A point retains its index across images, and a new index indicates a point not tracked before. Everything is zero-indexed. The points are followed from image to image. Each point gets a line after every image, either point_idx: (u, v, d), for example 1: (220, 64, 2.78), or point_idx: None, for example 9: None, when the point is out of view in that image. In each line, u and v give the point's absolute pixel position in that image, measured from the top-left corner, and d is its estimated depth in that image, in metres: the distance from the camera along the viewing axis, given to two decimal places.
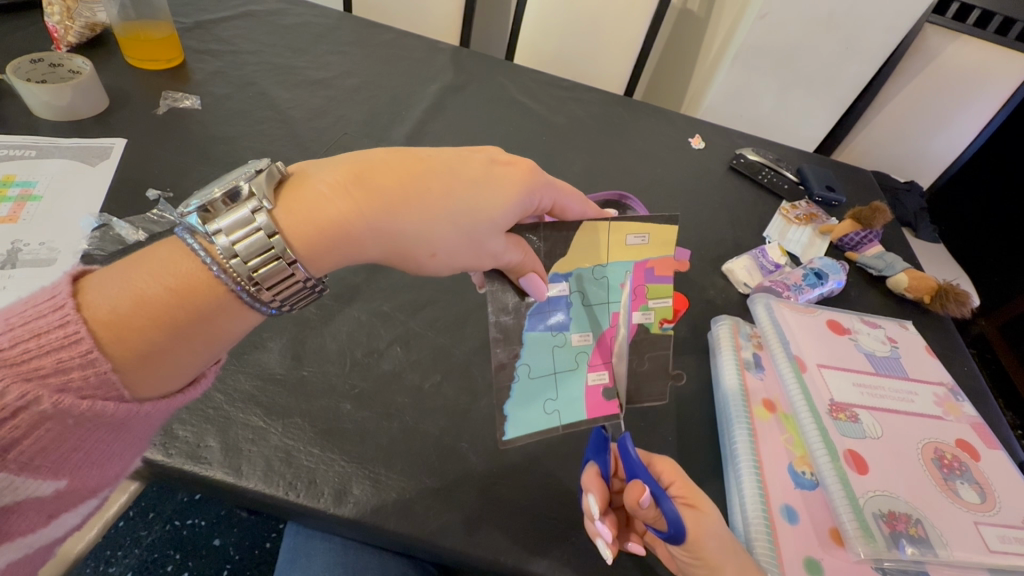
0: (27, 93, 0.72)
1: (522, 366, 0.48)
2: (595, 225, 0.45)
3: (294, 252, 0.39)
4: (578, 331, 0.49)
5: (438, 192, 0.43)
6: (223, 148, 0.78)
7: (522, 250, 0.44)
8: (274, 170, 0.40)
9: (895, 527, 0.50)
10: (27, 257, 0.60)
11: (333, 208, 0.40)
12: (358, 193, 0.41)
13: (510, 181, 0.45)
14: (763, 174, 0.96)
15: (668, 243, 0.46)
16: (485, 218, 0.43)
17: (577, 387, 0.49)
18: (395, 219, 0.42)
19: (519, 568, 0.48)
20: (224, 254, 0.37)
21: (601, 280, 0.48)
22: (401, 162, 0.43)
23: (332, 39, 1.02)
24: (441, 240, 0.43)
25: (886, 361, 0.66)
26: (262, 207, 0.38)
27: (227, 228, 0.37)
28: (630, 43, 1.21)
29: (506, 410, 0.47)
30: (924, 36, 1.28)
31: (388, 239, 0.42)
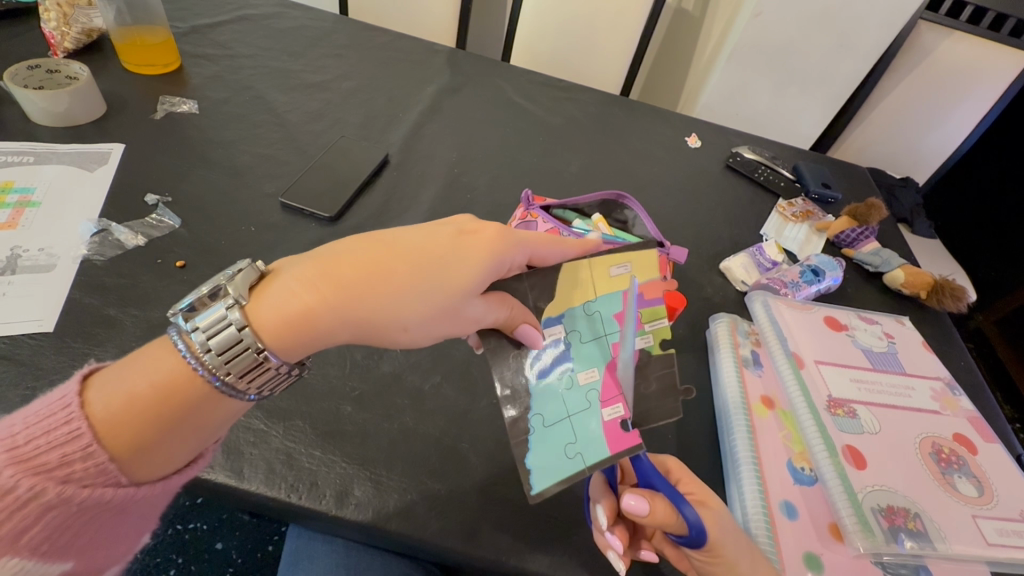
0: (24, 99, 0.73)
1: (533, 417, 0.44)
2: (574, 266, 0.46)
3: (264, 341, 0.39)
4: (582, 368, 0.44)
5: (406, 274, 0.41)
6: (220, 152, 0.78)
7: (506, 307, 0.44)
8: (252, 270, 0.41)
9: (894, 522, 0.51)
10: (27, 262, 0.60)
11: (301, 302, 0.39)
12: (324, 286, 0.40)
13: (481, 252, 0.43)
14: (759, 172, 0.97)
15: (652, 267, 0.44)
16: (458, 291, 0.42)
17: (592, 424, 0.41)
18: (362, 306, 0.40)
19: (520, 566, 0.48)
20: (198, 345, 0.38)
21: (594, 317, 0.45)
22: (365, 248, 0.42)
23: (329, 42, 1.03)
24: (415, 315, 0.42)
25: (884, 357, 0.66)
26: (236, 303, 0.39)
27: (200, 322, 0.38)
28: (625, 44, 1.22)
29: (528, 462, 0.43)
30: (917, 33, 1.28)
31: (358, 321, 0.41)
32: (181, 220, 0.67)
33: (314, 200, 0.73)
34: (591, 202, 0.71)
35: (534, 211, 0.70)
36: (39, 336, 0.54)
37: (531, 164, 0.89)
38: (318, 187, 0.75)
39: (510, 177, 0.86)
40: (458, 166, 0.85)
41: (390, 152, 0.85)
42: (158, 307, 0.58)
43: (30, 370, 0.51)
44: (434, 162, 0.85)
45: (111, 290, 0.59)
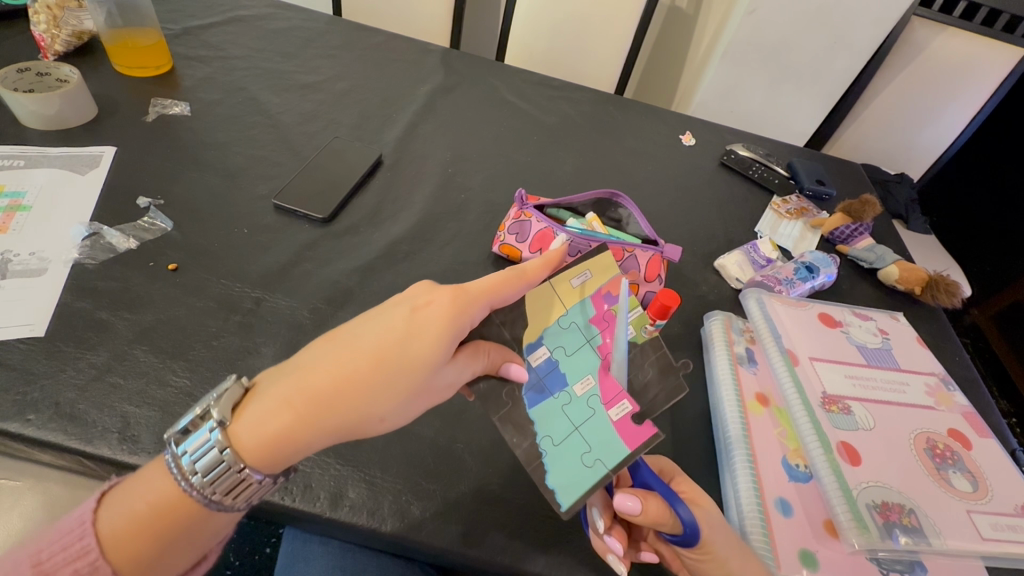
0: (15, 103, 0.72)
1: (540, 440, 0.43)
2: (535, 292, 0.45)
3: (244, 461, 0.39)
4: (576, 378, 0.44)
5: (372, 369, 0.40)
6: (213, 154, 0.77)
7: (482, 356, 0.44)
8: (235, 386, 0.41)
9: (889, 518, 0.51)
10: (18, 267, 0.59)
11: (278, 420, 0.39)
12: (293, 398, 0.39)
13: (439, 325, 0.41)
14: (754, 169, 0.96)
15: (607, 266, 0.46)
16: (425, 370, 0.41)
17: (603, 428, 0.42)
18: (331, 413, 0.39)
19: (516, 566, 0.48)
20: (188, 469, 0.39)
21: (571, 329, 0.45)
22: (329, 350, 0.41)
23: (321, 43, 1.02)
24: (391, 407, 0.41)
25: (879, 353, 0.66)
26: (219, 424, 0.39)
27: (188, 448, 0.39)
28: (618, 43, 1.22)
29: (548, 484, 0.41)
30: (911, 28, 1.29)
31: (337, 428, 0.40)
32: (173, 223, 0.67)
33: (307, 201, 0.73)
34: (585, 201, 0.71)
35: (528, 211, 0.69)
36: (30, 341, 0.53)
37: (526, 164, 0.89)
38: (311, 188, 0.75)
39: (505, 177, 0.86)
40: (452, 166, 0.85)
41: (383, 152, 0.85)
42: (150, 310, 0.58)
43: (22, 375, 0.51)
44: (428, 163, 0.85)
45: (103, 294, 0.58)
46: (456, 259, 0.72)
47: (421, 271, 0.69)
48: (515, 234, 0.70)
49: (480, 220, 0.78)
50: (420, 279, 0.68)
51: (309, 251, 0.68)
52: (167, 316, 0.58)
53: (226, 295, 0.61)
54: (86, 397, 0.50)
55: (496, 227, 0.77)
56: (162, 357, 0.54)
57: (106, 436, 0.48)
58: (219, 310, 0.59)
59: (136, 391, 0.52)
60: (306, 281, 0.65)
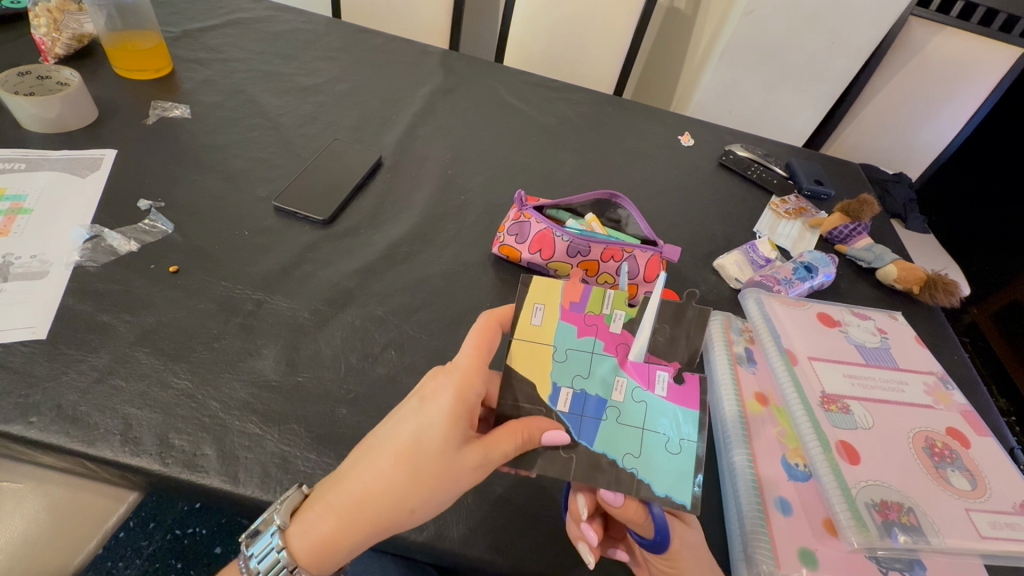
0: (16, 106, 0.72)
1: (624, 462, 0.42)
2: (516, 352, 0.45)
3: (296, 565, 0.43)
4: (609, 391, 0.45)
5: (394, 469, 0.41)
6: (213, 157, 0.78)
7: (516, 433, 0.41)
8: (295, 493, 0.45)
9: (888, 516, 0.51)
10: (19, 270, 0.59)
11: (324, 528, 0.42)
12: (333, 507, 0.42)
13: (447, 412, 0.41)
14: (752, 170, 0.97)
15: (550, 287, 0.49)
16: (444, 456, 0.41)
17: (663, 411, 0.44)
18: (366, 515, 0.41)
19: (516, 567, 0.48)
20: (253, 569, 0.44)
21: (570, 355, 0.46)
22: (359, 452, 0.43)
23: (321, 45, 1.02)
24: (422, 499, 0.41)
25: (877, 352, 0.67)
26: (280, 529, 0.43)
27: (256, 551, 0.43)
28: (616, 44, 1.22)
29: (659, 492, 0.41)
30: (908, 29, 1.29)
31: (377, 527, 0.41)
32: (174, 225, 0.67)
33: (307, 202, 0.74)
34: (584, 202, 0.71)
35: (528, 211, 0.69)
36: (33, 343, 0.54)
37: (524, 165, 0.89)
38: (311, 190, 0.75)
39: (504, 178, 0.86)
40: (451, 167, 0.85)
41: (383, 154, 0.85)
42: (151, 313, 0.58)
43: (24, 377, 0.51)
44: (427, 164, 0.85)
45: (105, 296, 0.59)
46: (457, 260, 0.72)
47: (421, 272, 0.70)
48: (514, 235, 0.70)
49: (480, 221, 0.78)
50: (420, 280, 0.69)
51: (309, 253, 0.68)
52: (168, 319, 0.58)
53: (226, 297, 0.61)
54: (87, 399, 0.51)
55: (495, 228, 0.77)
56: (163, 360, 0.55)
57: (108, 437, 0.49)
58: (220, 312, 0.60)
59: (138, 393, 0.52)
60: (307, 283, 0.65)
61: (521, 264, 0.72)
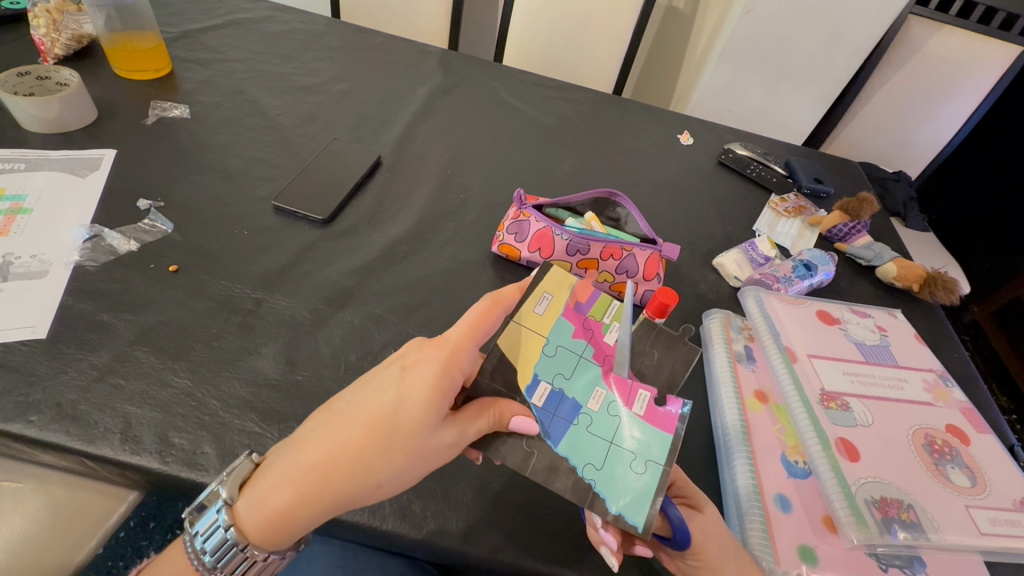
0: (15, 107, 0.72)
1: (583, 471, 0.41)
2: (506, 335, 0.45)
3: (247, 536, 0.42)
4: (588, 398, 0.44)
5: (364, 439, 0.40)
6: (213, 156, 0.78)
7: (490, 413, 0.42)
8: (245, 463, 0.44)
9: (888, 513, 0.51)
10: (19, 270, 0.60)
11: (281, 497, 0.41)
12: (292, 474, 0.41)
13: (426, 385, 0.41)
14: (751, 168, 0.97)
15: (562, 283, 0.49)
16: (416, 431, 0.41)
17: (635, 431, 0.44)
18: (327, 485, 0.41)
19: (516, 565, 0.48)
20: (200, 550, 0.43)
21: (558, 351, 0.45)
22: (324, 419, 0.42)
23: (320, 45, 1.03)
24: (387, 473, 0.41)
25: (877, 350, 0.67)
26: (227, 503, 0.42)
27: (201, 529, 0.43)
28: (615, 44, 1.23)
29: (612, 509, 0.40)
30: (907, 28, 1.29)
31: (333, 499, 0.41)
32: (173, 224, 0.67)
33: (307, 202, 0.74)
34: (584, 200, 0.72)
35: (527, 210, 0.69)
36: (32, 343, 0.54)
37: (524, 164, 0.89)
38: (311, 189, 0.75)
39: (503, 177, 0.86)
40: (450, 167, 0.86)
41: (382, 153, 0.85)
42: (151, 312, 0.58)
43: (23, 376, 0.51)
44: (427, 164, 0.85)
45: (104, 295, 0.59)
46: (456, 258, 0.72)
47: (420, 271, 0.70)
48: (514, 234, 0.70)
49: (479, 220, 0.78)
50: (419, 278, 0.69)
51: (309, 252, 0.68)
52: (168, 318, 0.58)
53: (226, 296, 0.61)
54: (87, 398, 0.51)
55: (495, 227, 0.77)
56: (163, 359, 0.55)
57: (108, 436, 0.49)
58: (220, 311, 0.60)
59: (138, 391, 0.52)
60: (306, 281, 0.65)
61: (520, 263, 0.72)
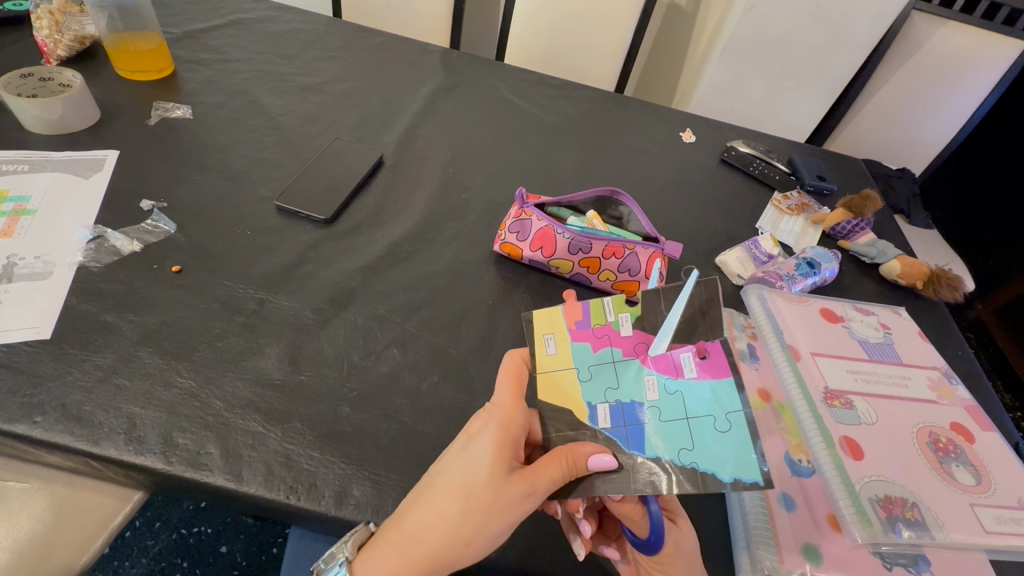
0: (19, 108, 0.73)
1: (680, 459, 0.39)
2: (542, 386, 0.46)
3: None
4: (642, 394, 0.43)
5: (446, 502, 0.42)
6: (215, 156, 0.78)
7: (562, 461, 0.41)
8: (362, 530, 0.46)
9: (892, 512, 0.50)
10: (23, 270, 0.60)
11: (385, 564, 0.42)
12: (391, 543, 0.42)
13: (490, 444, 0.44)
14: (754, 166, 0.96)
15: (553, 317, 0.49)
16: (490, 487, 0.42)
17: (698, 392, 0.40)
18: (421, 548, 0.42)
19: (520, 565, 0.48)
20: None
21: (593, 372, 0.45)
22: (413, 490, 0.45)
23: (322, 45, 1.03)
24: (475, 531, 0.41)
25: (880, 348, 0.66)
26: (345, 560, 0.44)
27: None
28: (617, 42, 1.22)
29: (727, 478, 0.36)
30: (911, 23, 1.29)
31: (433, 565, 0.42)
32: (176, 225, 0.67)
33: (309, 202, 0.74)
34: (586, 199, 0.72)
35: (529, 209, 0.69)
36: (37, 344, 0.54)
37: (526, 163, 0.89)
38: (313, 189, 0.76)
39: (505, 176, 0.86)
40: (453, 166, 0.85)
41: (384, 153, 0.85)
42: (155, 312, 0.58)
43: (28, 377, 0.52)
44: (429, 163, 0.85)
45: (108, 296, 0.59)
46: (458, 258, 0.72)
47: (422, 270, 0.70)
48: (515, 233, 0.70)
49: (481, 219, 0.78)
50: (422, 278, 0.69)
51: (311, 252, 0.69)
52: (171, 318, 0.58)
53: (229, 296, 0.62)
54: (92, 399, 0.51)
55: (497, 227, 0.77)
56: (166, 359, 0.55)
57: (113, 437, 0.49)
58: (223, 311, 0.60)
59: (141, 392, 0.52)
60: (309, 281, 0.65)
61: (522, 261, 0.72)
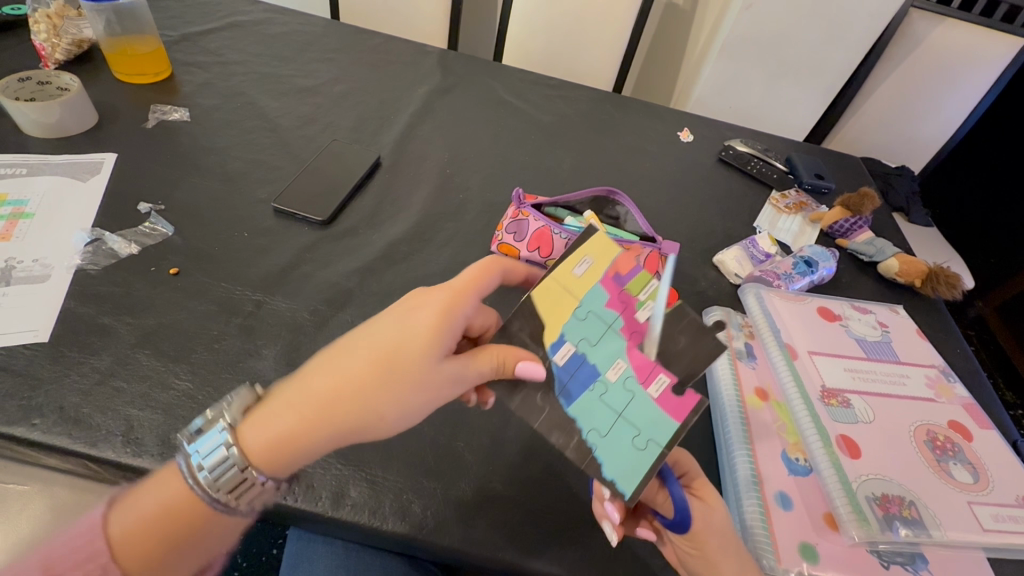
0: (17, 112, 0.73)
1: (586, 434, 0.42)
2: (541, 287, 0.45)
3: (251, 460, 0.40)
4: (606, 366, 0.43)
5: (368, 367, 0.41)
6: (213, 159, 0.78)
7: (495, 359, 0.44)
8: (247, 393, 0.43)
9: (889, 510, 0.50)
10: (21, 274, 0.60)
11: (285, 421, 0.40)
12: (288, 398, 0.41)
13: (427, 324, 0.43)
14: (752, 164, 0.96)
15: (606, 247, 0.45)
16: (416, 361, 0.42)
17: (646, 409, 0.41)
18: (329, 407, 0.40)
19: (518, 565, 0.48)
20: (197, 468, 0.40)
21: (589, 316, 0.44)
22: (327, 354, 0.43)
23: (319, 47, 1.03)
24: (391, 399, 0.41)
25: (878, 346, 0.66)
26: (230, 426, 0.41)
27: (199, 447, 0.40)
28: (614, 42, 1.23)
29: (605, 475, 0.41)
30: (908, 22, 1.27)
31: (336, 422, 0.40)
32: (174, 227, 0.68)
33: (306, 204, 0.74)
34: (583, 199, 0.72)
35: (526, 209, 0.69)
36: (34, 347, 0.54)
37: (523, 163, 0.89)
38: (310, 191, 0.76)
39: (503, 176, 0.86)
40: (450, 167, 0.86)
41: (382, 154, 0.85)
42: (153, 315, 0.59)
43: (26, 380, 0.52)
44: (426, 164, 0.85)
45: (106, 299, 0.59)
46: (455, 259, 0.72)
47: (419, 271, 0.70)
48: (512, 233, 0.70)
49: (479, 220, 0.78)
50: (419, 278, 0.69)
51: (308, 254, 0.69)
52: (168, 321, 0.58)
53: (227, 298, 0.62)
54: (90, 401, 0.51)
55: (494, 228, 0.77)
56: (165, 361, 0.55)
57: (110, 439, 0.49)
58: (220, 313, 0.60)
59: (140, 394, 0.52)
60: (306, 282, 0.65)
61: (520, 262, 0.72)
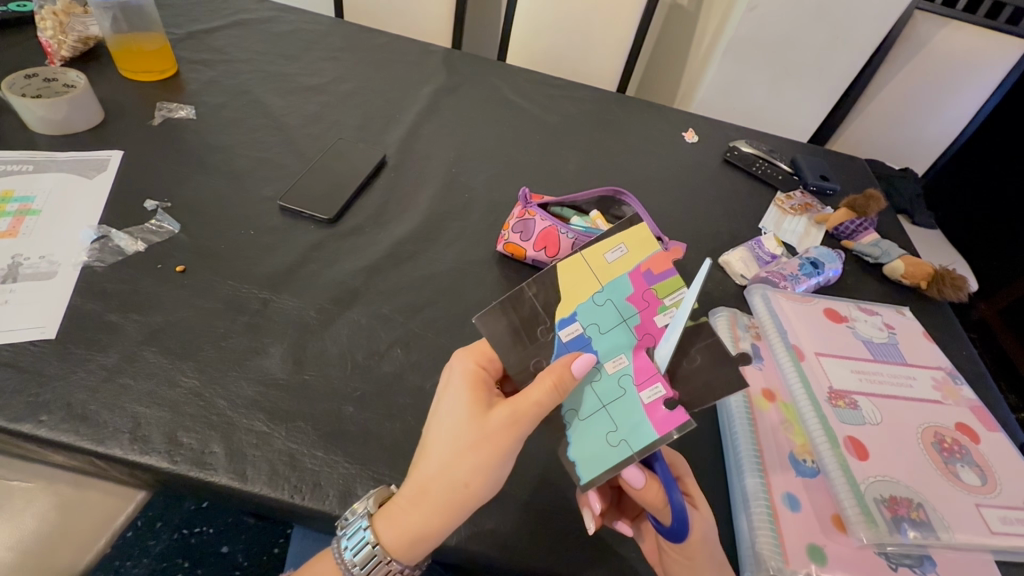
0: (23, 108, 0.73)
1: (567, 413, 0.44)
2: (569, 260, 0.43)
3: (386, 551, 0.44)
4: (606, 357, 0.42)
5: (447, 459, 0.42)
6: (218, 157, 0.78)
7: (541, 389, 0.40)
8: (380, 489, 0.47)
9: (897, 512, 0.50)
10: (28, 270, 0.60)
11: (405, 521, 0.43)
12: (408, 510, 0.43)
13: (475, 402, 0.43)
14: (757, 166, 0.96)
15: (646, 241, 0.41)
16: (477, 429, 0.42)
17: (630, 411, 0.41)
18: (428, 501, 0.42)
19: (524, 564, 0.48)
20: (349, 561, 0.45)
21: (607, 304, 0.42)
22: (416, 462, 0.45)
23: (325, 45, 1.03)
24: (475, 471, 0.41)
25: (884, 348, 0.66)
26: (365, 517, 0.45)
27: (348, 541, 0.45)
28: (619, 42, 1.22)
29: (571, 455, 0.43)
30: (913, 23, 1.27)
31: (448, 511, 0.42)
32: (180, 225, 0.68)
33: (312, 202, 0.74)
34: (589, 199, 0.72)
35: (532, 209, 0.69)
36: (41, 343, 0.54)
37: (528, 163, 0.89)
38: (316, 189, 0.76)
39: (508, 176, 0.86)
40: (456, 166, 0.85)
41: (387, 153, 0.85)
42: (160, 312, 0.58)
43: (33, 377, 0.52)
44: (432, 163, 0.85)
45: (113, 296, 0.59)
46: (461, 258, 0.72)
47: (425, 270, 0.70)
48: (519, 233, 0.70)
49: (484, 220, 0.78)
50: (425, 277, 0.69)
51: (315, 252, 0.69)
52: (174, 318, 0.58)
53: (234, 296, 0.62)
54: (97, 398, 0.51)
55: (500, 227, 0.77)
56: (172, 359, 0.55)
57: (118, 436, 0.49)
58: (227, 311, 0.60)
59: (147, 392, 0.52)
60: (313, 281, 0.65)
61: (526, 262, 0.72)
